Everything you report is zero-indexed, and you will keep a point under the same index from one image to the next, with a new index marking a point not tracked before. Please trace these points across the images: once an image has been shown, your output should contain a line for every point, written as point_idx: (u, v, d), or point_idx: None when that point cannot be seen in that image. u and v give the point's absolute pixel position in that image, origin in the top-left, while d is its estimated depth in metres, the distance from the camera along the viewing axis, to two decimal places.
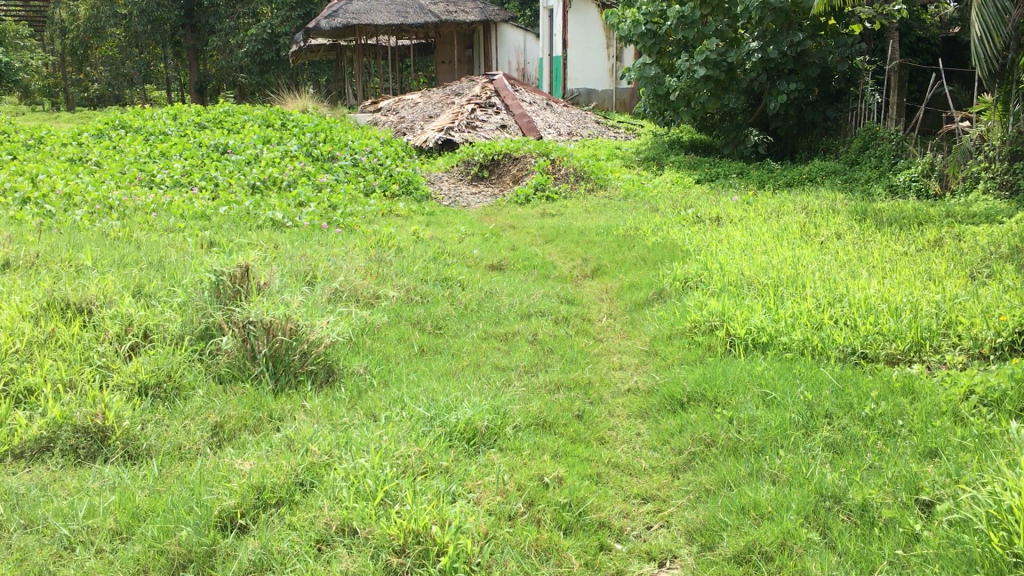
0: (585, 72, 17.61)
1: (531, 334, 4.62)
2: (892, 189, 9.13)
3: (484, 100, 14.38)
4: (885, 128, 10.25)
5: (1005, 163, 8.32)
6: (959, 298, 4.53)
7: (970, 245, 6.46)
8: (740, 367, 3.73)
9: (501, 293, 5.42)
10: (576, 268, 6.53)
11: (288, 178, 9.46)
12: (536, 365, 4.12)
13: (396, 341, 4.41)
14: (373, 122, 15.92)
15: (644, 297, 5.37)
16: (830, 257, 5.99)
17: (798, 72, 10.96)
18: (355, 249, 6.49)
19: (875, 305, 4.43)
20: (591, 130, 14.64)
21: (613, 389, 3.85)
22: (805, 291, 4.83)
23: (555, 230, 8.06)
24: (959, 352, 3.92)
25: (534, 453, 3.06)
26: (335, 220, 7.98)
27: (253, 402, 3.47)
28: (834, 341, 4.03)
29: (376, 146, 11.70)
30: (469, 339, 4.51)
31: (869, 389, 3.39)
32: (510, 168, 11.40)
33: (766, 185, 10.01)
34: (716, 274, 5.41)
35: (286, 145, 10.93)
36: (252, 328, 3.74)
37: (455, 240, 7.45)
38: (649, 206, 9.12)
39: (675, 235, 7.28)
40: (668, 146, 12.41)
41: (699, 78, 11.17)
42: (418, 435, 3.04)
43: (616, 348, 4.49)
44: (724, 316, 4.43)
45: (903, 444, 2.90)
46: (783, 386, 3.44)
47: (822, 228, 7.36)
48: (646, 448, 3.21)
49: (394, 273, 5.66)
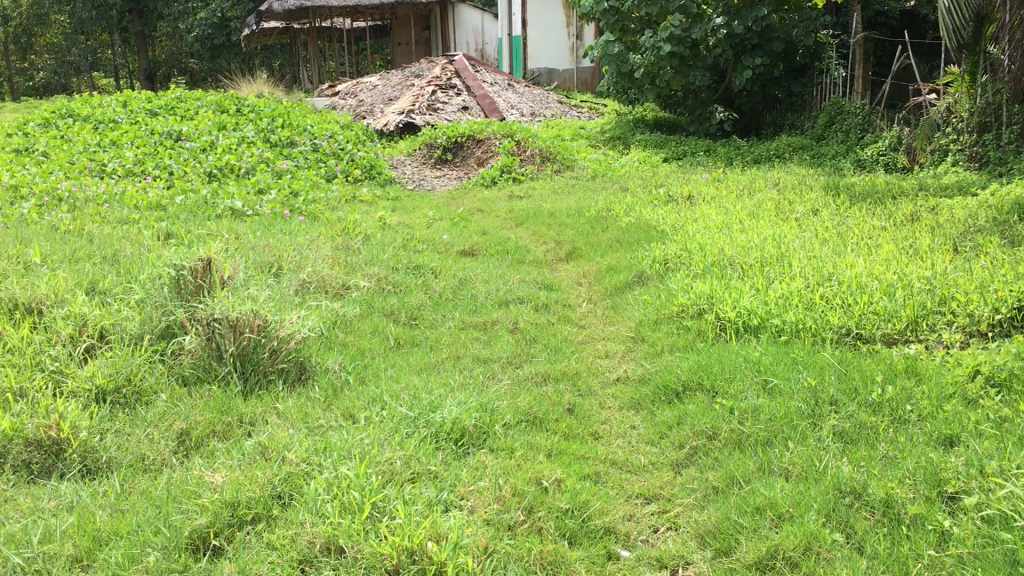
0: (545, 52, 17.38)
1: (511, 323, 4.43)
2: (860, 163, 9.06)
3: (444, 82, 14.10)
4: (851, 102, 10.14)
5: (973, 135, 8.17)
6: (950, 273, 4.39)
7: (948, 219, 6.35)
8: (735, 353, 3.56)
9: (475, 281, 5.21)
10: (550, 251, 6.35)
11: (246, 166, 9.16)
12: (520, 356, 3.92)
13: (370, 334, 4.18)
14: (332, 105, 15.55)
15: (624, 281, 5.18)
16: (809, 234, 5.86)
17: (763, 47, 10.83)
18: (321, 238, 6.26)
19: (866, 283, 4.28)
20: (553, 110, 14.42)
21: (602, 378, 3.68)
22: (792, 270, 4.66)
23: (525, 213, 7.86)
24: (955, 329, 3.80)
25: (527, 453, 2.86)
26: (297, 208, 7.72)
27: (221, 405, 3.23)
28: (827, 322, 3.87)
29: (336, 131, 11.36)
30: (447, 330, 4.31)
31: (873, 373, 3.23)
32: (474, 150, 11.17)
33: (734, 162, 9.87)
34: (697, 255, 5.24)
35: (243, 131, 10.59)
36: (218, 325, 3.49)
37: (423, 226, 7.21)
38: (619, 186, 8.96)
39: (649, 215, 7.11)
40: (633, 125, 12.24)
41: (664, 55, 10.96)
42: (402, 438, 2.85)
43: (601, 335, 4.32)
44: (712, 299, 4.25)
45: (916, 432, 2.76)
46: (784, 371, 3.27)
47: (797, 205, 7.23)
48: (644, 443, 3.03)
49: (363, 262, 5.42)
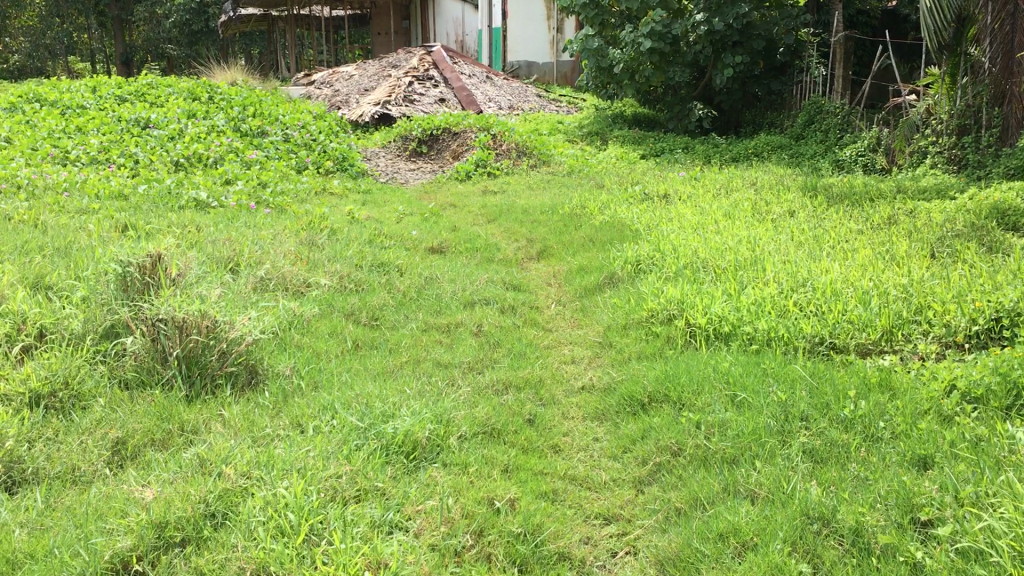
0: (525, 45, 17.21)
1: (475, 325, 4.28)
2: (838, 164, 8.97)
3: (422, 73, 13.90)
4: (830, 101, 10.05)
5: (952, 137, 8.09)
6: (926, 281, 4.28)
7: (925, 223, 6.25)
8: (705, 363, 3.42)
9: (442, 280, 5.05)
10: (521, 249, 6.20)
11: (214, 155, 8.95)
12: (482, 361, 3.78)
13: (327, 336, 4.02)
14: (307, 94, 15.31)
15: (594, 282, 5.04)
16: (785, 237, 5.75)
17: (743, 45, 10.72)
18: (285, 233, 6.08)
19: (841, 290, 4.16)
20: (532, 104, 14.27)
21: (566, 386, 3.54)
22: (765, 275, 4.53)
23: (498, 209, 7.70)
24: (931, 340, 3.68)
25: (481, 469, 2.71)
26: (264, 200, 7.53)
27: (162, 411, 3.06)
28: (800, 330, 3.75)
29: (309, 121, 11.13)
30: (408, 332, 4.16)
31: (845, 387, 3.11)
32: (450, 143, 10.99)
33: (711, 160, 9.76)
34: (670, 256, 5.11)
35: (213, 120, 10.36)
36: (162, 326, 3.32)
37: (392, 221, 7.04)
38: (595, 182, 8.82)
39: (623, 213, 6.97)
40: (611, 121, 12.11)
41: (644, 50, 10.80)
42: (350, 451, 2.69)
43: (568, 339, 4.18)
44: (683, 305, 4.12)
45: (888, 452, 2.64)
46: (754, 383, 3.14)
47: (773, 206, 7.11)
48: (605, 458, 2.90)
49: (326, 259, 5.25)
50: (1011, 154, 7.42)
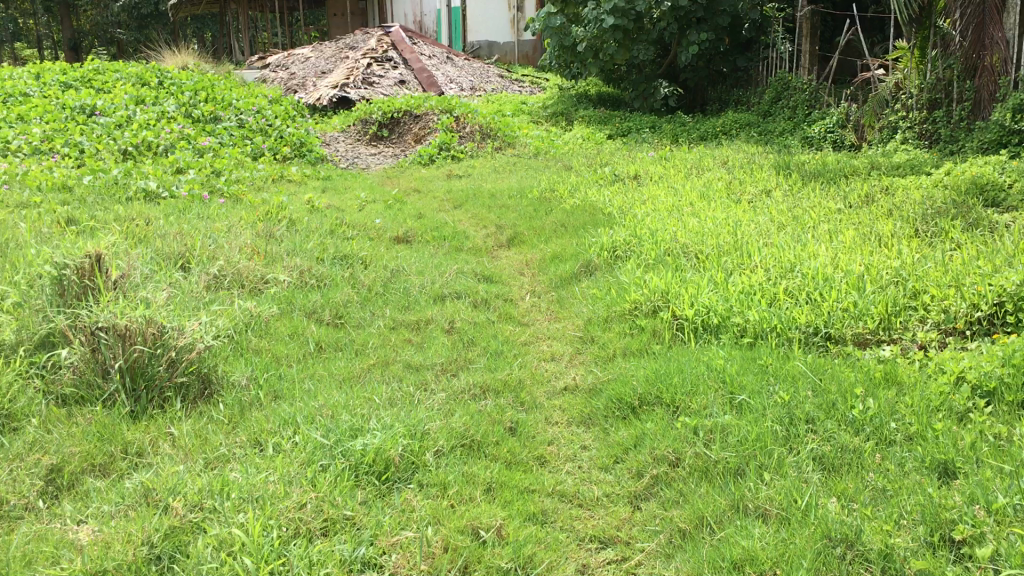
0: (484, 24, 16.84)
1: (447, 322, 4.01)
2: (808, 141, 8.80)
3: (380, 54, 13.52)
4: (797, 77, 9.85)
5: (923, 112, 7.92)
6: (918, 263, 4.07)
7: (905, 200, 6.07)
8: (697, 360, 3.18)
9: (409, 272, 4.76)
10: (490, 237, 5.92)
11: (164, 143, 8.56)
12: (456, 362, 3.51)
13: (288, 338, 3.73)
14: (261, 78, 14.85)
15: (570, 271, 4.78)
16: (764, 219, 5.54)
17: (708, 21, 10.47)
18: (240, 224, 5.76)
19: (832, 275, 3.94)
20: (494, 84, 13.97)
21: (547, 388, 3.30)
22: (751, 259, 4.30)
23: (464, 194, 7.42)
24: (930, 327, 3.48)
25: (462, 489, 2.45)
26: (218, 189, 7.19)
27: (103, 432, 2.76)
28: (793, 320, 3.52)
29: (263, 105, 10.72)
30: (375, 331, 3.89)
31: (851, 383, 2.88)
32: (411, 126, 10.65)
33: (680, 138, 9.53)
34: (648, 242, 4.87)
35: (162, 106, 9.93)
36: (102, 336, 3.01)
37: (354, 209, 6.74)
38: (563, 164, 8.56)
39: (594, 196, 6.71)
40: (576, 100, 11.84)
41: (608, 27, 10.51)
42: (315, 474, 2.42)
43: (547, 335, 3.93)
44: (667, 295, 3.87)
45: (907, 458, 2.43)
46: (753, 383, 2.90)
47: (748, 185, 6.90)
48: (596, 470, 2.65)
49: (285, 252, 4.94)
50: (984, 128, 7.25)
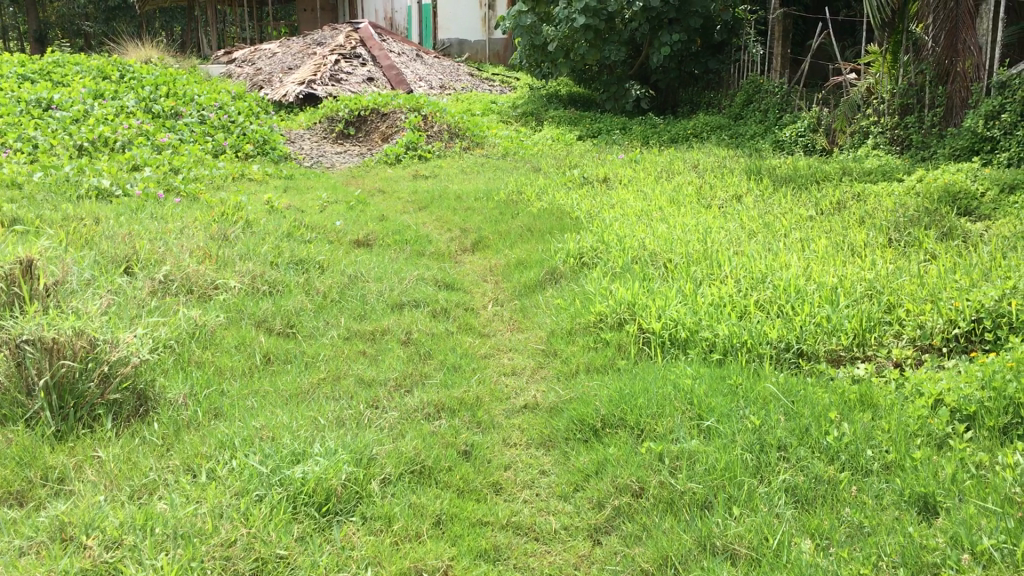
0: (455, 22, 16.63)
1: (403, 332, 3.83)
2: (779, 145, 8.70)
3: (348, 50, 13.27)
4: (769, 80, 9.75)
5: (895, 117, 7.82)
6: (893, 275, 3.94)
7: (878, 207, 5.96)
8: (664, 378, 3.02)
9: (367, 278, 4.57)
10: (454, 241, 5.74)
11: (121, 139, 8.28)
12: (410, 377, 3.33)
13: (234, 349, 3.53)
14: (227, 73, 14.55)
15: (534, 279, 4.61)
16: (735, 225, 5.41)
17: (680, 22, 10.34)
18: (194, 225, 5.53)
19: (804, 287, 3.79)
20: (464, 82, 13.78)
21: (506, 405, 3.13)
22: (721, 269, 4.15)
23: (429, 196, 7.23)
24: (905, 343, 3.35)
25: (409, 523, 2.28)
26: (175, 187, 6.94)
27: (23, 456, 2.55)
28: (764, 335, 3.38)
29: (226, 100, 10.44)
30: (328, 343, 3.70)
31: (825, 406, 2.73)
32: (378, 124, 10.44)
33: (650, 141, 9.39)
34: (616, 249, 4.71)
35: (121, 100, 9.63)
36: (27, 349, 2.79)
37: (315, 210, 6.53)
38: (531, 165, 8.40)
39: (562, 199, 6.55)
40: (546, 100, 11.68)
41: (579, 27, 10.35)
42: (250, 506, 2.24)
43: (508, 347, 3.76)
44: (634, 308, 3.71)
45: (884, 491, 2.28)
46: (723, 404, 2.74)
47: (719, 190, 6.77)
48: (554, 499, 2.48)
49: (237, 255, 4.72)
50: (956, 135, 7.15)
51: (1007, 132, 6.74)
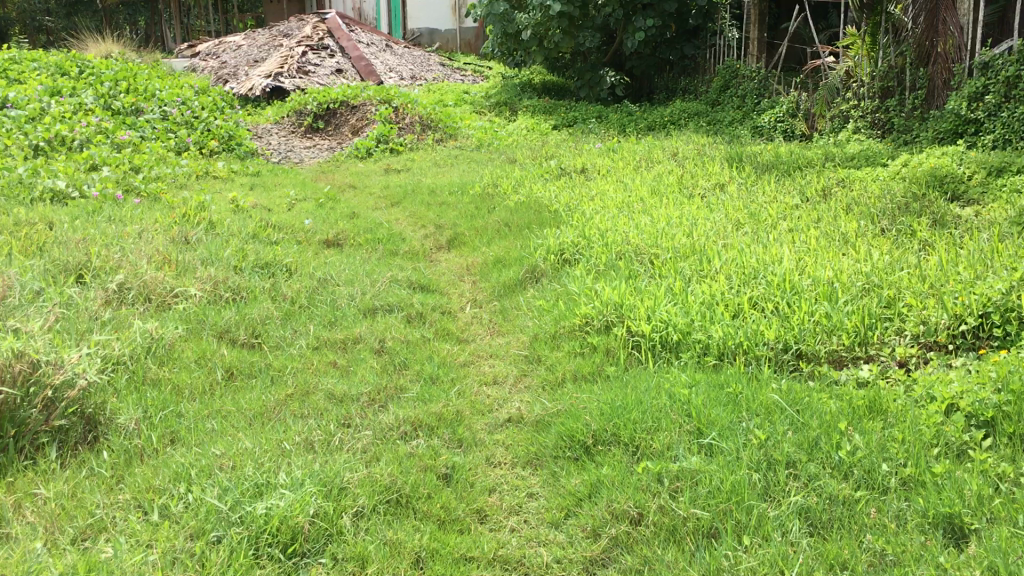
0: (424, 12, 16.34)
1: (377, 340, 3.60)
2: (758, 131, 8.52)
3: (316, 42, 12.95)
4: (746, 65, 9.57)
5: (876, 100, 7.65)
6: (890, 268, 3.75)
7: (864, 193, 5.79)
8: (658, 389, 2.81)
9: (337, 281, 4.34)
10: (429, 238, 5.52)
11: (79, 137, 7.96)
12: (385, 391, 3.10)
13: (194, 364, 3.29)
14: (190, 66, 14.16)
15: (514, 278, 4.39)
16: (720, 216, 5.21)
17: (654, 7, 10.13)
18: (153, 228, 5.25)
19: (799, 282, 3.60)
20: (435, 72, 13.52)
21: (488, 419, 2.92)
22: (711, 264, 3.95)
23: (401, 190, 6.99)
24: (908, 341, 3.16)
25: (386, 563, 2.06)
26: (135, 187, 6.64)
27: None
28: (760, 335, 3.18)
29: (189, 95, 10.12)
30: (296, 354, 3.47)
31: (833, 414, 2.53)
32: (348, 117, 10.16)
33: (627, 129, 9.18)
34: (598, 244, 4.50)
35: (79, 97, 9.28)
36: None
37: (283, 208, 6.28)
38: (506, 156, 8.18)
39: (540, 192, 6.34)
40: (519, 89, 11.44)
41: (553, 14, 10.10)
42: (206, 552, 2.01)
43: (488, 353, 3.54)
44: (621, 309, 3.50)
45: (905, 512, 2.09)
46: (724, 416, 2.54)
47: (700, 179, 6.58)
48: (544, 527, 2.27)
49: (198, 259, 4.46)
50: (939, 117, 6.97)
51: (991, 113, 6.57)
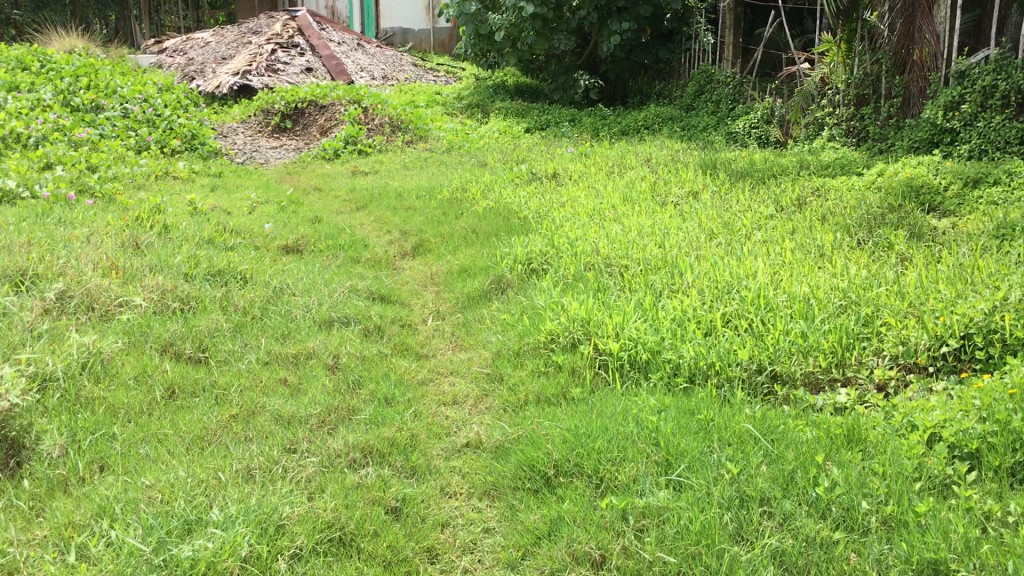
0: (397, 11, 16.12)
1: (330, 356, 3.40)
2: (732, 137, 8.40)
3: (285, 39, 12.70)
4: (720, 70, 9.46)
5: (851, 108, 7.55)
6: (867, 284, 3.61)
7: (839, 203, 5.66)
8: (625, 414, 2.64)
9: (293, 290, 4.14)
10: (393, 244, 5.33)
11: (35, 134, 7.68)
12: (336, 413, 2.91)
13: (133, 381, 3.08)
14: (157, 63, 13.85)
15: (479, 289, 4.22)
16: (693, 225, 5.06)
17: (629, 10, 9.98)
18: (104, 231, 5.02)
19: (774, 298, 3.44)
20: (407, 73, 13.32)
21: (445, 444, 2.74)
22: (683, 277, 3.79)
23: (367, 194, 6.79)
24: (887, 362, 3.02)
25: None
26: (90, 187, 6.39)
27: None
28: (732, 355, 3.02)
29: (152, 92, 9.84)
30: (244, 370, 3.27)
31: (810, 445, 2.37)
32: (316, 117, 9.94)
33: (600, 133, 9.03)
34: (567, 253, 4.33)
35: (37, 93, 8.98)
36: None
37: (244, 211, 6.06)
38: (477, 160, 8.00)
39: (509, 197, 6.17)
40: (492, 91, 11.26)
41: (526, 16, 9.94)
42: None
43: (448, 370, 3.36)
44: (588, 326, 3.33)
45: (886, 556, 1.93)
46: (694, 447, 2.37)
47: (673, 186, 6.43)
48: (499, 569, 2.10)
49: (147, 266, 4.23)
50: (914, 126, 6.87)
51: (967, 123, 6.47)
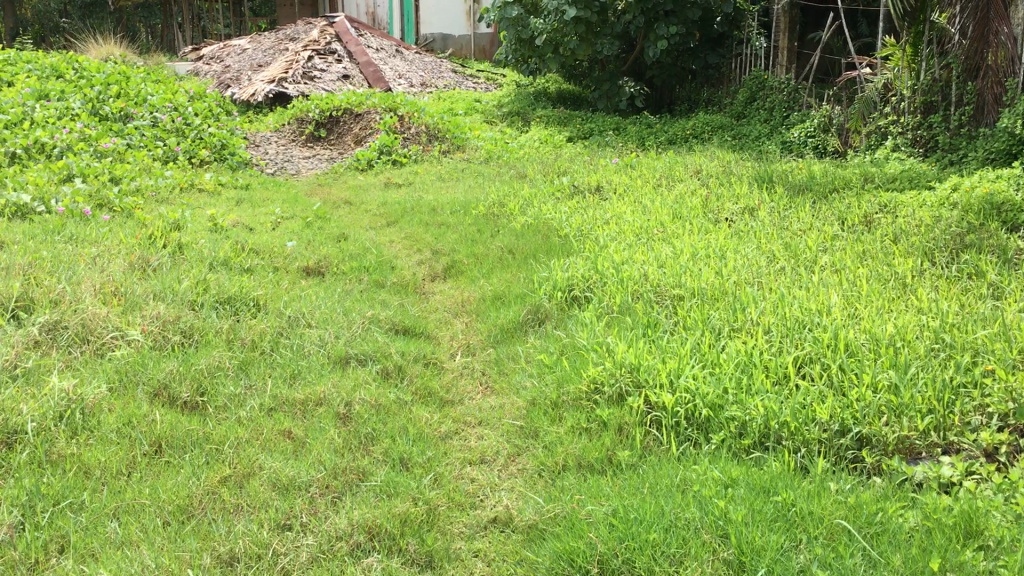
0: (438, 17, 15.77)
1: (343, 403, 2.99)
2: (786, 147, 7.90)
3: (323, 46, 12.40)
4: (774, 76, 8.95)
5: (917, 116, 6.99)
6: (960, 323, 3.11)
7: (911, 221, 5.15)
8: (684, 493, 2.19)
9: (307, 321, 3.73)
10: (422, 266, 4.92)
11: (59, 144, 7.40)
12: (343, 477, 2.49)
13: (115, 434, 2.68)
14: (194, 71, 13.61)
15: (514, 321, 3.79)
16: (750, 247, 4.59)
17: (678, 14, 9.48)
18: (114, 250, 4.66)
19: (853, 340, 2.96)
20: (446, 79, 12.96)
21: (470, 521, 2.31)
22: (743, 312, 3.33)
23: (399, 208, 6.40)
24: (997, 424, 2.52)
25: None
26: (109, 202, 6.06)
27: None
28: (810, 414, 2.55)
29: (183, 101, 9.54)
30: (244, 418, 2.87)
31: (915, 544, 1.90)
32: (351, 125, 9.59)
33: (646, 142, 8.57)
34: (612, 280, 3.89)
35: (66, 101, 8.72)
36: None
37: (266, 228, 5.70)
38: (516, 171, 7.57)
39: (549, 213, 5.73)
40: (533, 99, 10.84)
41: (569, 19, 9.49)
42: None
43: (477, 421, 2.94)
44: (638, 373, 2.88)
45: None
46: (773, 547, 1.92)
47: (726, 200, 5.95)
48: None
49: (151, 292, 3.85)
50: (989, 135, 6.31)
51: None
